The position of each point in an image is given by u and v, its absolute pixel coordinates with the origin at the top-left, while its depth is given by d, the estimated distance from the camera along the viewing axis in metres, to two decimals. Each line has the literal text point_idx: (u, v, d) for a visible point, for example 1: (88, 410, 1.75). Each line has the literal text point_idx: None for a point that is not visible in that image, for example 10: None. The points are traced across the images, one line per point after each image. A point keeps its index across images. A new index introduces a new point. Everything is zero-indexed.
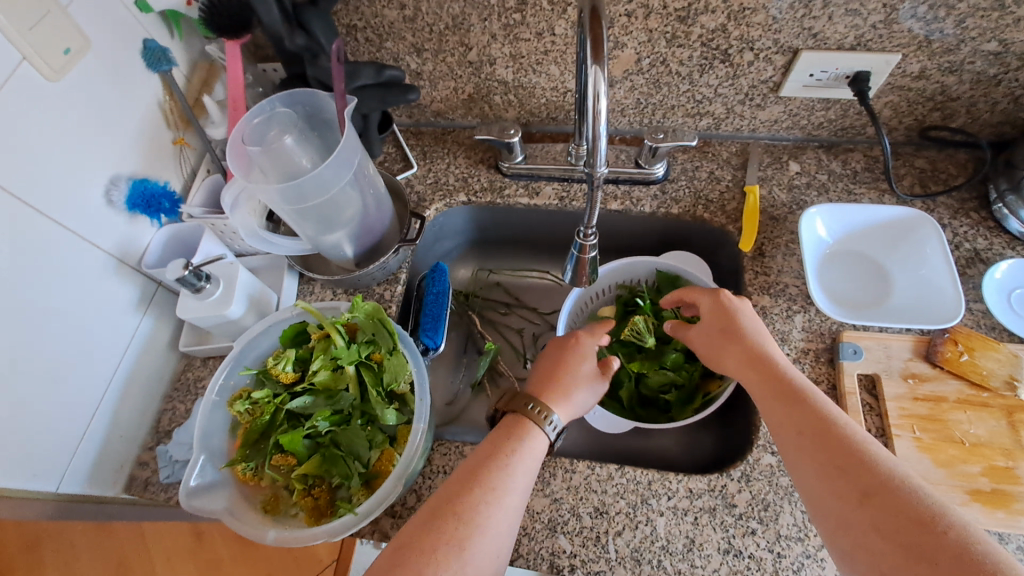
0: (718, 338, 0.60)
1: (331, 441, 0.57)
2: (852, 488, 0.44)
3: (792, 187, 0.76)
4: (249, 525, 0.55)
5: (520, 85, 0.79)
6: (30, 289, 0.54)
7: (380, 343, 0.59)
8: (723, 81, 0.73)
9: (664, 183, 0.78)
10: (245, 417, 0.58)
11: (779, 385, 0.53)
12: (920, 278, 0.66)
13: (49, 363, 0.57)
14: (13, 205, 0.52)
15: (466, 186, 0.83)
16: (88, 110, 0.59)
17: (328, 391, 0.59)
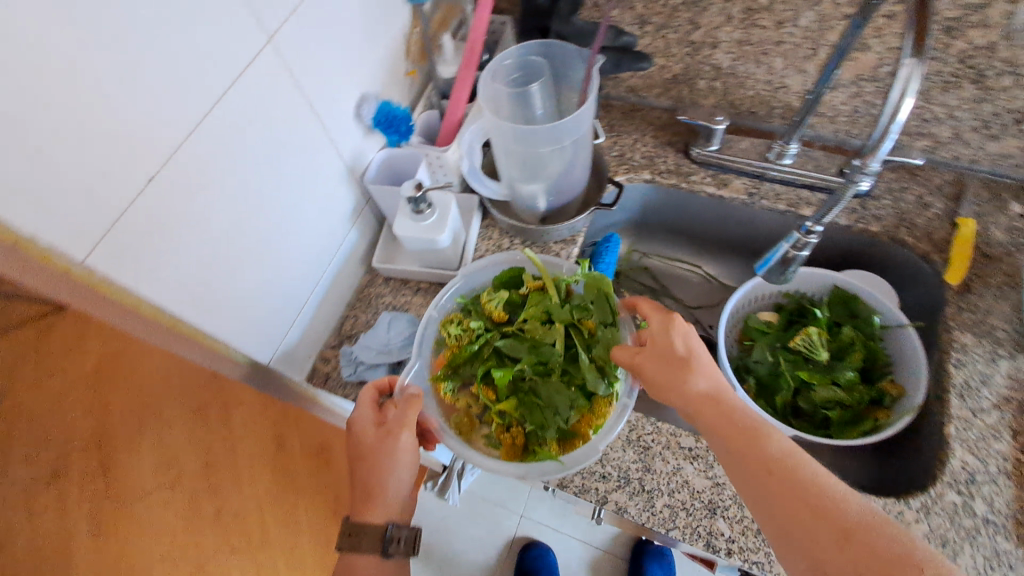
0: (663, 364, 0.53)
1: (530, 387, 0.61)
2: (826, 533, 0.41)
3: (1012, 228, 0.71)
4: (448, 438, 0.61)
5: (733, 73, 0.78)
6: (287, 178, 0.58)
7: (595, 313, 0.62)
8: (964, 104, 0.68)
9: (866, 199, 0.76)
10: (454, 340, 0.64)
11: (733, 422, 0.48)
12: None
13: (285, 251, 0.61)
14: (295, 101, 0.56)
15: (652, 165, 0.83)
16: (358, 25, 0.62)
17: (533, 341, 0.62)
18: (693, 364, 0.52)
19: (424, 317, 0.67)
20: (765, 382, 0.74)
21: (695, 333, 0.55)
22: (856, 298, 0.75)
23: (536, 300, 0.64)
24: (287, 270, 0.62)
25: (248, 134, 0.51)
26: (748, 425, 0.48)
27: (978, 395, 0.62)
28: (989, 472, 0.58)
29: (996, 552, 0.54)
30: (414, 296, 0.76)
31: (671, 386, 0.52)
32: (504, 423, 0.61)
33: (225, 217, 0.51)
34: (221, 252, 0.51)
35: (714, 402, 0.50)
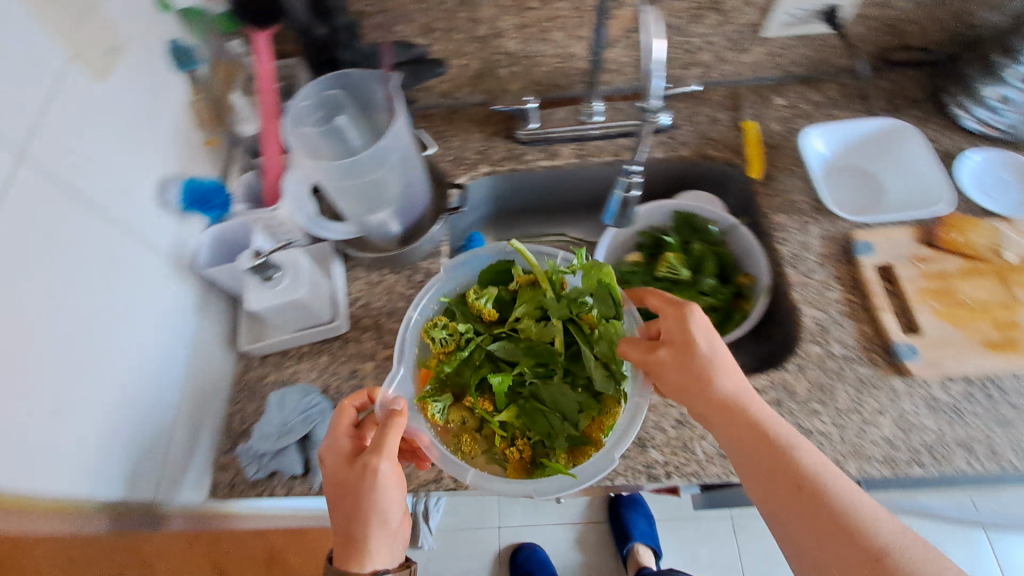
0: (680, 371, 0.57)
1: (531, 394, 0.65)
2: (856, 553, 0.45)
3: (783, 119, 0.84)
4: (446, 461, 0.60)
5: (526, 55, 0.83)
6: (101, 293, 0.52)
7: (598, 307, 0.65)
8: (712, 29, 0.80)
9: (671, 130, 0.85)
10: (443, 344, 0.66)
11: (761, 432, 0.53)
12: (914, 181, 0.76)
13: (124, 372, 0.54)
14: (78, 211, 0.49)
15: (486, 157, 0.86)
16: (125, 107, 0.56)
17: (528, 341, 0.67)
18: (721, 376, 0.56)
19: (408, 315, 0.68)
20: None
21: (712, 329, 0.59)
22: (695, 216, 0.84)
23: (530, 299, 0.67)
24: (129, 389, 0.54)
25: (36, 263, 0.44)
26: (779, 440, 0.52)
27: (804, 260, 0.73)
28: (832, 317, 0.69)
29: (859, 378, 0.64)
30: (298, 364, 0.71)
31: (694, 391, 0.57)
32: (508, 434, 0.64)
33: (41, 362, 0.44)
34: (48, 403, 0.44)
35: (736, 412, 0.55)
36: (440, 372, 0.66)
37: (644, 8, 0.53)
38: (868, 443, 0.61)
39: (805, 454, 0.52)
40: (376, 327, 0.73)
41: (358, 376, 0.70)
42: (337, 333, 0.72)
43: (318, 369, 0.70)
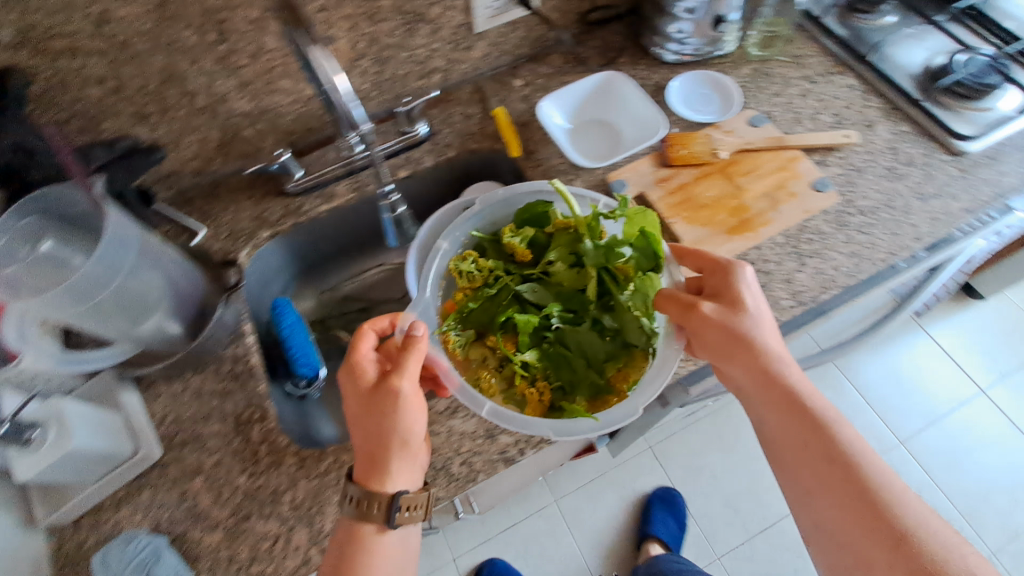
0: (730, 343, 0.63)
1: (558, 339, 0.70)
2: (877, 527, 0.54)
3: (524, 97, 0.92)
4: (466, 398, 0.65)
5: (264, 110, 0.82)
6: None
7: (639, 261, 0.68)
8: (430, 37, 0.84)
9: (432, 137, 0.89)
10: (469, 275, 0.72)
11: (798, 402, 0.61)
12: (640, 120, 0.85)
13: None
14: None
15: (263, 222, 0.83)
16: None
17: (558, 285, 0.71)
18: (772, 343, 0.63)
19: (438, 249, 0.75)
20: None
21: (760, 289, 0.66)
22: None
23: (564, 241, 0.71)
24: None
25: None
26: (811, 411, 0.60)
27: None
28: None
29: None
30: (118, 513, 0.65)
31: (740, 360, 0.63)
32: (526, 379, 0.69)
33: None
34: None
35: (774, 379, 0.62)
36: (464, 312, 0.71)
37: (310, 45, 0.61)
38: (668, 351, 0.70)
39: (846, 434, 0.59)
40: (196, 437, 0.68)
41: (190, 496, 0.66)
42: (152, 461, 0.67)
43: (143, 507, 0.65)
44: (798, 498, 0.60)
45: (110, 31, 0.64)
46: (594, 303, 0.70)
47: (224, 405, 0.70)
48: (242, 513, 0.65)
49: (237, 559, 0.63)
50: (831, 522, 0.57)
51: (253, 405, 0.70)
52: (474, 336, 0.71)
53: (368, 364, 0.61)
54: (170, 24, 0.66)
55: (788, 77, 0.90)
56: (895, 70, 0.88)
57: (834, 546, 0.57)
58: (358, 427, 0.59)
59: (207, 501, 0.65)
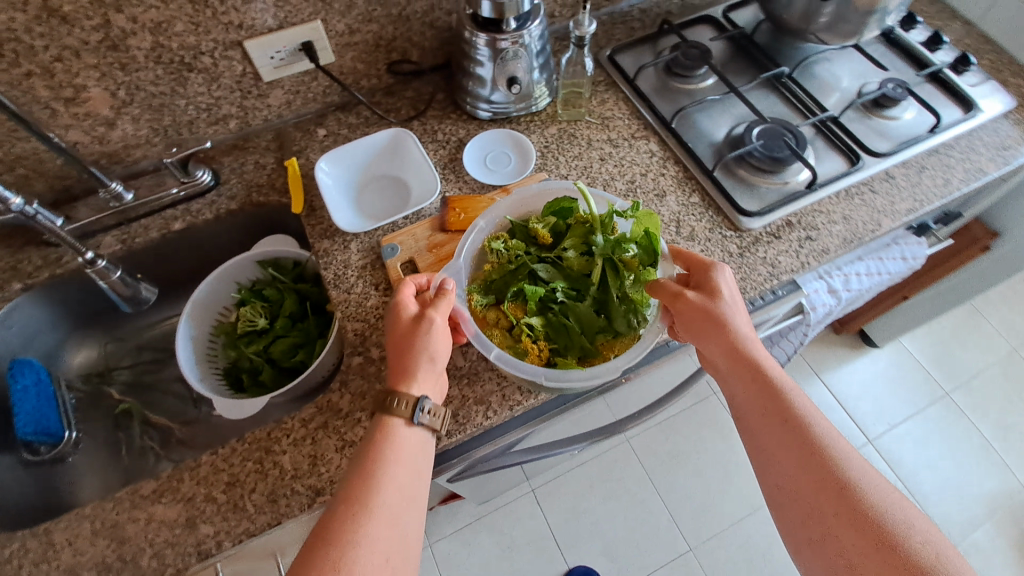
0: (708, 321, 0.62)
1: (562, 312, 0.67)
2: (836, 499, 0.51)
3: (323, 148, 0.89)
4: (477, 340, 0.64)
5: (20, 155, 0.77)
6: None
7: (642, 256, 0.67)
8: (209, 85, 0.81)
9: (219, 186, 0.85)
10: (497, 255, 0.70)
11: (761, 386, 0.58)
12: (424, 178, 0.82)
13: None
14: None
15: (17, 272, 0.78)
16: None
17: (568, 269, 0.69)
18: (741, 325, 0.62)
19: (472, 226, 0.73)
20: (254, 371, 0.81)
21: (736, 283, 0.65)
22: (271, 260, 0.84)
23: (578, 232, 0.70)
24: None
25: None
26: (777, 393, 0.58)
27: (344, 276, 0.76)
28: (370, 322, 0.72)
29: None
30: None
31: (712, 340, 0.62)
32: (532, 338, 0.66)
33: None
34: None
35: (742, 358, 0.60)
36: (487, 279, 0.70)
37: None
38: None
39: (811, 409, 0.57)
40: None
41: None
42: None
43: None
44: (767, 476, 0.57)
45: None
46: (600, 289, 0.67)
47: None
48: None
49: None
50: (794, 486, 0.54)
51: None
52: (496, 301, 0.69)
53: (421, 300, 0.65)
54: None
55: (592, 138, 0.87)
56: (697, 138, 0.87)
57: (796, 515, 0.53)
58: (399, 335, 0.61)
59: None
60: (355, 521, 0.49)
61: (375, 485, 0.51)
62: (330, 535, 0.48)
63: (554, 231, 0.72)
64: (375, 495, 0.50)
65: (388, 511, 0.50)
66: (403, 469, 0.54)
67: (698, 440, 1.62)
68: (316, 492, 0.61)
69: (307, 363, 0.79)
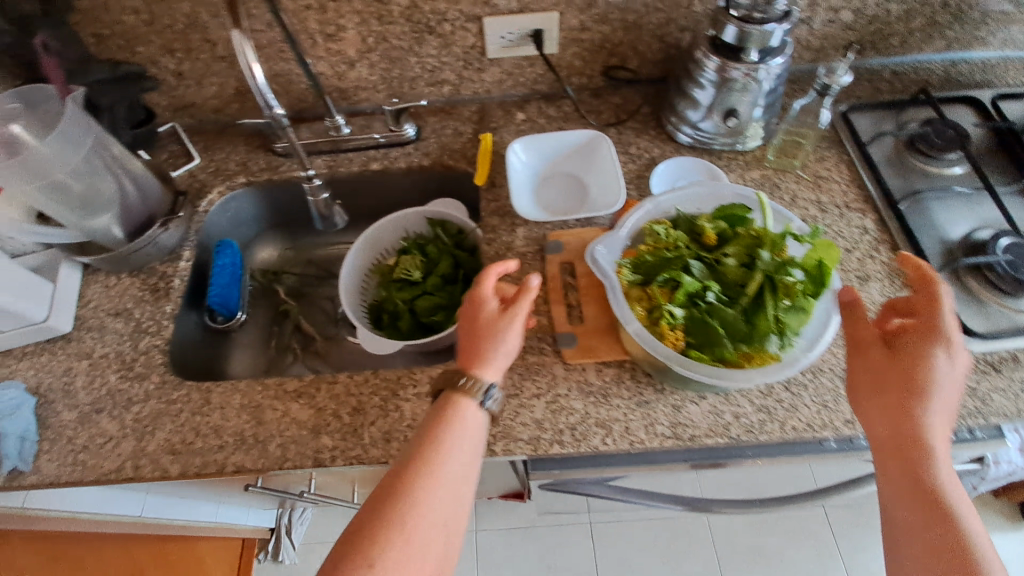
0: (919, 364, 0.54)
1: (708, 312, 0.59)
2: None
3: (519, 132, 0.91)
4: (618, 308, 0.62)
5: (277, 73, 0.89)
6: None
7: (810, 287, 0.59)
8: (440, 51, 0.87)
9: (418, 141, 0.91)
10: (655, 238, 0.64)
11: (922, 439, 0.51)
12: (605, 183, 0.81)
13: None
14: None
15: (245, 169, 0.91)
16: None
17: (722, 275, 0.62)
18: (940, 373, 0.53)
19: (637, 206, 0.69)
20: (393, 313, 0.86)
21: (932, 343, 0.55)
22: (443, 222, 0.89)
23: (745, 241, 0.63)
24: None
25: None
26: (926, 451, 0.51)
27: (504, 257, 0.78)
28: None
29: (526, 365, 0.69)
30: (18, 363, 0.75)
31: (888, 374, 0.54)
32: (669, 327, 0.60)
33: None
34: None
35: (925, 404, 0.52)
36: (638, 258, 0.64)
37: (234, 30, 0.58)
38: (520, 424, 0.64)
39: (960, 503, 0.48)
40: (101, 326, 0.77)
41: (71, 374, 0.74)
42: (61, 334, 0.77)
43: (35, 367, 0.74)
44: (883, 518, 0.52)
45: None
46: (753, 304, 0.59)
47: (135, 310, 0.79)
48: (98, 406, 0.71)
49: (74, 441, 0.68)
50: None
51: (153, 317, 0.78)
52: (643, 282, 0.63)
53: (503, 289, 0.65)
54: None
55: (798, 195, 0.80)
56: (926, 229, 0.75)
57: None
58: (474, 322, 0.62)
59: (80, 384, 0.73)
60: (423, 480, 0.50)
61: (444, 451, 0.53)
62: (399, 488, 0.50)
63: (721, 234, 0.65)
64: (440, 461, 0.52)
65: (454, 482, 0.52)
66: (467, 449, 0.54)
67: (783, 545, 1.44)
68: None
69: (439, 327, 0.83)
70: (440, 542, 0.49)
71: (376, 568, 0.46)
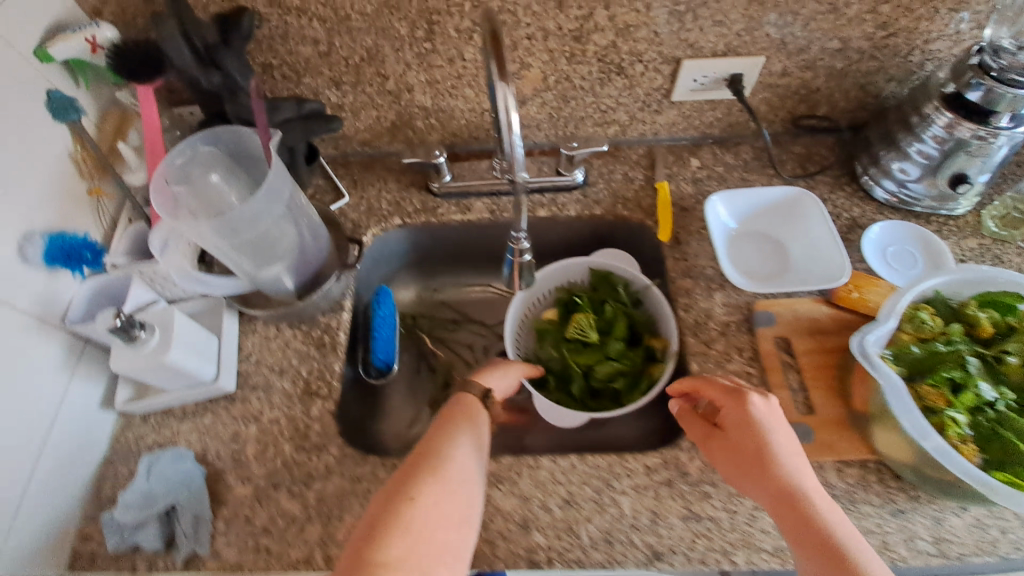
0: (741, 447, 0.57)
1: (1001, 421, 0.54)
2: None
3: (696, 180, 0.85)
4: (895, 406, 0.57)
5: (440, 108, 0.83)
6: None
7: None
8: (622, 92, 0.80)
9: (585, 187, 0.85)
10: (924, 329, 0.59)
11: (788, 508, 0.52)
12: (809, 246, 0.74)
13: None
14: None
15: (399, 210, 0.86)
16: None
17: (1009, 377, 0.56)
18: (790, 459, 0.55)
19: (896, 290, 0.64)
20: (560, 375, 0.78)
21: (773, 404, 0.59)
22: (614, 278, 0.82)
23: None
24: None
25: None
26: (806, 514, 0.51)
27: (704, 328, 0.73)
28: None
29: None
30: (180, 425, 0.71)
31: (738, 461, 0.57)
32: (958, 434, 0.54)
33: None
34: None
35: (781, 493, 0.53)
36: (904, 351, 0.59)
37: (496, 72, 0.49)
38: (758, 530, 0.61)
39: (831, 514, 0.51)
40: (266, 386, 0.73)
41: (239, 440, 0.70)
42: (225, 393, 0.72)
43: (200, 431, 0.70)
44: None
45: (337, 3, 0.67)
46: None
47: (300, 368, 0.74)
48: (275, 480, 0.67)
49: (252, 522, 0.65)
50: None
51: (323, 378, 0.73)
52: (911, 379, 0.58)
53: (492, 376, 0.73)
54: (388, 11, 0.68)
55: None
56: None
57: None
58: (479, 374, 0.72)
59: (251, 453, 0.69)
60: (451, 441, 0.57)
61: (459, 426, 0.59)
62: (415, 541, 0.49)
63: (996, 328, 0.59)
64: (460, 430, 0.59)
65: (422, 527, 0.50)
66: (474, 434, 0.59)
67: None
68: (653, 551, 0.61)
69: (614, 398, 0.76)
70: (452, 514, 0.51)
71: (417, 501, 0.50)
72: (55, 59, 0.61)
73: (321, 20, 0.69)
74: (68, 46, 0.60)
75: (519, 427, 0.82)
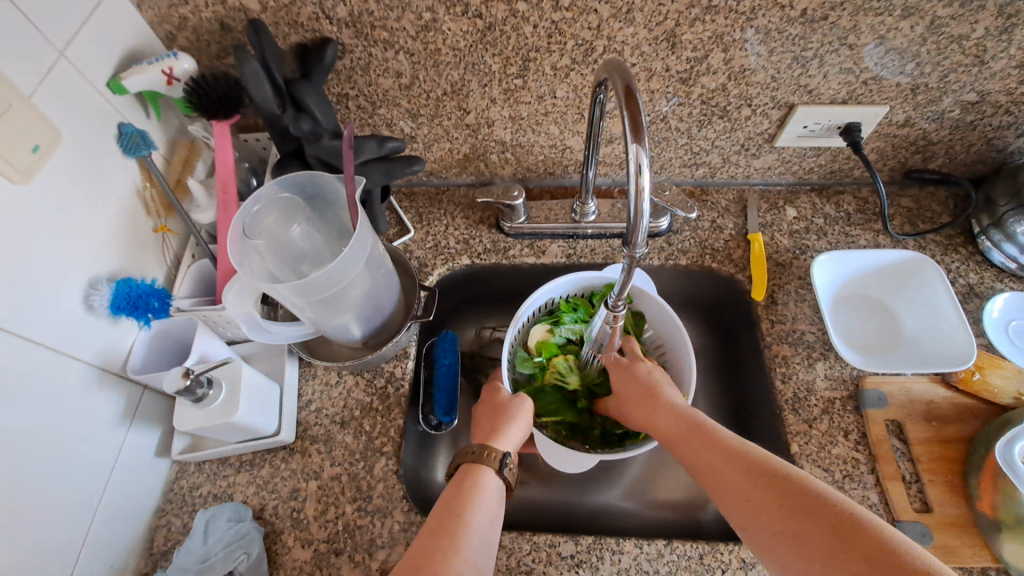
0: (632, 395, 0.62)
1: None
2: (760, 494, 0.47)
3: (793, 232, 0.78)
4: None
5: (518, 144, 0.76)
6: (15, 427, 0.49)
7: None
8: (720, 135, 0.73)
9: (669, 234, 0.79)
10: None
11: (701, 432, 0.53)
12: (926, 316, 0.69)
13: (22, 516, 0.49)
14: (13, 342, 0.48)
15: (468, 248, 0.80)
16: (35, 217, 0.50)
17: None
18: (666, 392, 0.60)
19: None
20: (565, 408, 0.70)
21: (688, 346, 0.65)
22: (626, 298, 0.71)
23: None
24: (46, 511, 0.52)
25: None
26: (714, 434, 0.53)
27: (806, 403, 0.66)
28: (835, 479, 0.62)
29: None
30: (236, 475, 0.66)
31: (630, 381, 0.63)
32: None
33: None
34: None
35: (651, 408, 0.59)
36: None
37: (633, 135, 0.43)
38: None
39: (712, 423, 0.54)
40: (327, 438, 0.68)
41: (299, 497, 0.64)
42: (283, 444, 0.67)
43: (258, 483, 0.65)
44: (740, 523, 0.48)
45: (429, 37, 0.62)
46: None
47: (363, 419, 0.69)
48: (336, 545, 0.61)
49: None
50: (720, 481, 0.50)
51: (387, 433, 0.68)
52: None
53: (495, 406, 0.64)
54: (483, 46, 0.63)
55: None
56: None
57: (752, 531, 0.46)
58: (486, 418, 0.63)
59: (312, 513, 0.63)
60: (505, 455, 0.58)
61: (508, 438, 0.60)
62: (441, 529, 0.49)
63: None
64: (510, 441, 0.60)
65: (475, 531, 0.50)
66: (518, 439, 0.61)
67: None
68: None
69: (614, 440, 0.68)
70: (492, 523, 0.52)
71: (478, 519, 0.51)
72: (128, 90, 0.59)
73: (409, 54, 0.64)
74: (145, 79, 0.58)
75: (575, 487, 0.74)
